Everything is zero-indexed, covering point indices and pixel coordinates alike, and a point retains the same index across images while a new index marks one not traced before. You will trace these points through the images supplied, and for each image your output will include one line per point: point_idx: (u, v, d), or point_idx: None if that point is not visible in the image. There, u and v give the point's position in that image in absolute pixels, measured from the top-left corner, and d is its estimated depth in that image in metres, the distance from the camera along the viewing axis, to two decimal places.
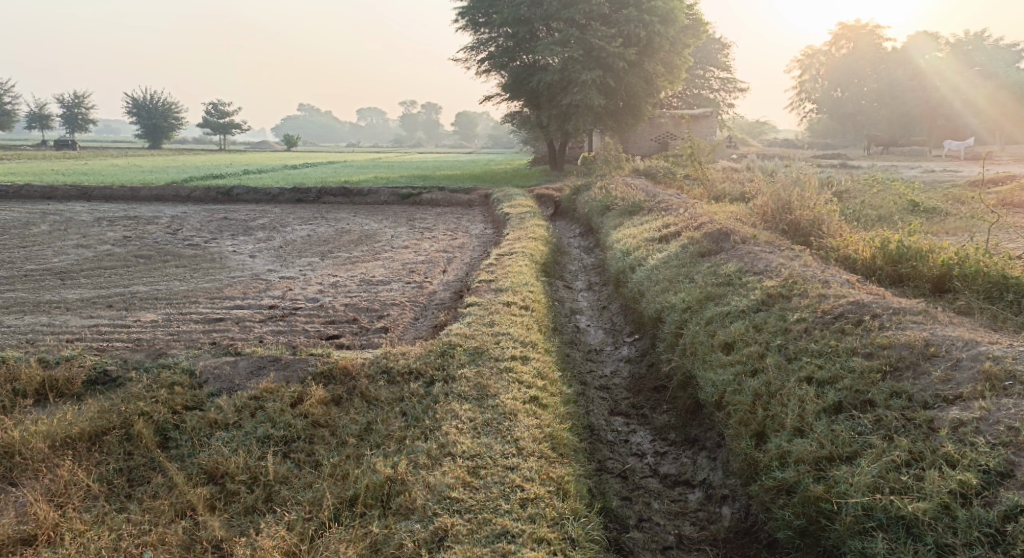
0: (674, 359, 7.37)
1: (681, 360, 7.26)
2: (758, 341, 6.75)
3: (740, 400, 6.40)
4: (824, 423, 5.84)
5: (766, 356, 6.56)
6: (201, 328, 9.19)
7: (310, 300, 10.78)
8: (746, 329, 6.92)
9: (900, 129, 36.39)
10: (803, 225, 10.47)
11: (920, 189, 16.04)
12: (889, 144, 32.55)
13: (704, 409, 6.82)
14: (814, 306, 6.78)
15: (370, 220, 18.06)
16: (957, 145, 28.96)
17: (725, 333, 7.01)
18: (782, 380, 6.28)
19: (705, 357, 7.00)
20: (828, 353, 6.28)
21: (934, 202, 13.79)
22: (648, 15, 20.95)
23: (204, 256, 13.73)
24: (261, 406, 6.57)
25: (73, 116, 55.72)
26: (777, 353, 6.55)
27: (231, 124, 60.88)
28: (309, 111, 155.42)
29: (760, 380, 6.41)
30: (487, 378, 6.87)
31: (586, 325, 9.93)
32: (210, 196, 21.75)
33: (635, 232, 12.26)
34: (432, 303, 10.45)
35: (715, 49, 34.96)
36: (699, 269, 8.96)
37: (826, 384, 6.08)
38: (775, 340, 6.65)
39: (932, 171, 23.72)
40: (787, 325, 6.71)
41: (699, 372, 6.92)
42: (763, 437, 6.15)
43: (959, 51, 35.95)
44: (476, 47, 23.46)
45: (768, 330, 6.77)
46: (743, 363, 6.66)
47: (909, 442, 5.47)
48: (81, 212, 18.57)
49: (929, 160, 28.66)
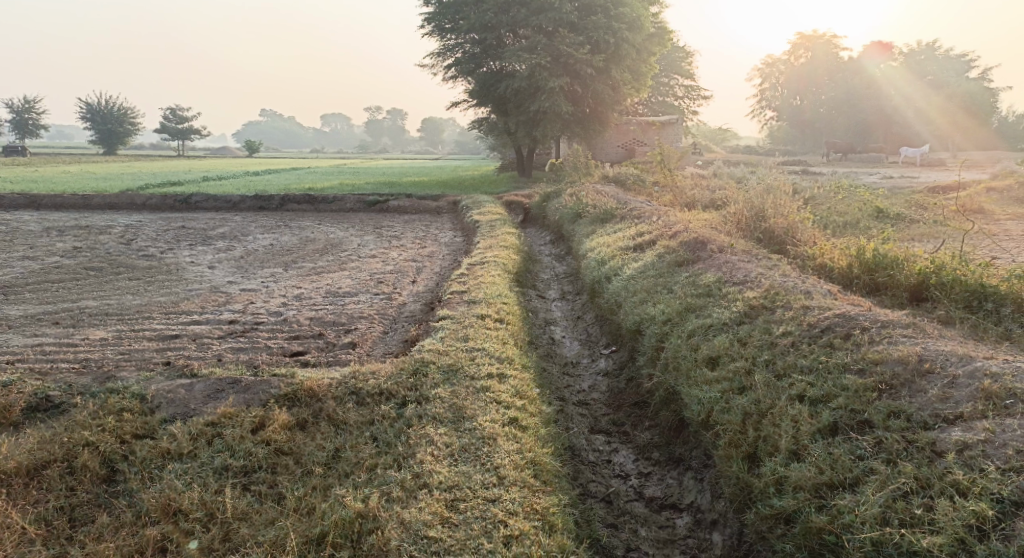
0: (655, 375, 7.12)
1: (663, 376, 7.02)
2: (744, 356, 6.53)
3: (729, 420, 6.18)
4: (821, 446, 5.66)
5: (753, 372, 6.35)
6: (156, 346, 8.79)
7: (274, 313, 10.41)
8: (731, 344, 6.70)
9: (859, 135, 36.31)
10: (777, 233, 10.32)
11: (885, 195, 16.03)
12: (847, 151, 32.75)
13: (688, 427, 6.59)
14: (799, 319, 6.60)
15: (335, 228, 17.67)
16: (914, 151, 29.20)
17: (708, 347, 6.79)
18: (772, 399, 6.08)
19: (689, 373, 6.76)
20: (819, 370, 6.09)
21: (901, 208, 13.76)
22: (616, 21, 20.85)
23: (160, 268, 13.26)
24: (219, 433, 6.25)
25: (26, 121, 54.37)
26: (763, 369, 6.35)
27: (190, 130, 59.87)
28: (271, 117, 153.89)
29: (748, 398, 6.20)
30: (464, 399, 6.58)
31: (561, 337, 9.69)
32: (168, 205, 21.17)
33: (608, 240, 12.05)
34: (402, 316, 10.13)
35: (679, 55, 34.98)
36: (677, 279, 8.75)
37: (819, 403, 5.90)
38: (761, 355, 6.44)
39: (892, 177, 23.86)
40: (773, 339, 6.51)
41: (683, 389, 6.69)
42: (755, 460, 5.94)
43: (914, 60, 36.42)
44: (442, 53, 23.15)
45: (754, 344, 6.57)
46: (730, 379, 6.44)
47: (914, 467, 5.31)
48: (31, 222, 17.93)
49: (887, 166, 28.86)
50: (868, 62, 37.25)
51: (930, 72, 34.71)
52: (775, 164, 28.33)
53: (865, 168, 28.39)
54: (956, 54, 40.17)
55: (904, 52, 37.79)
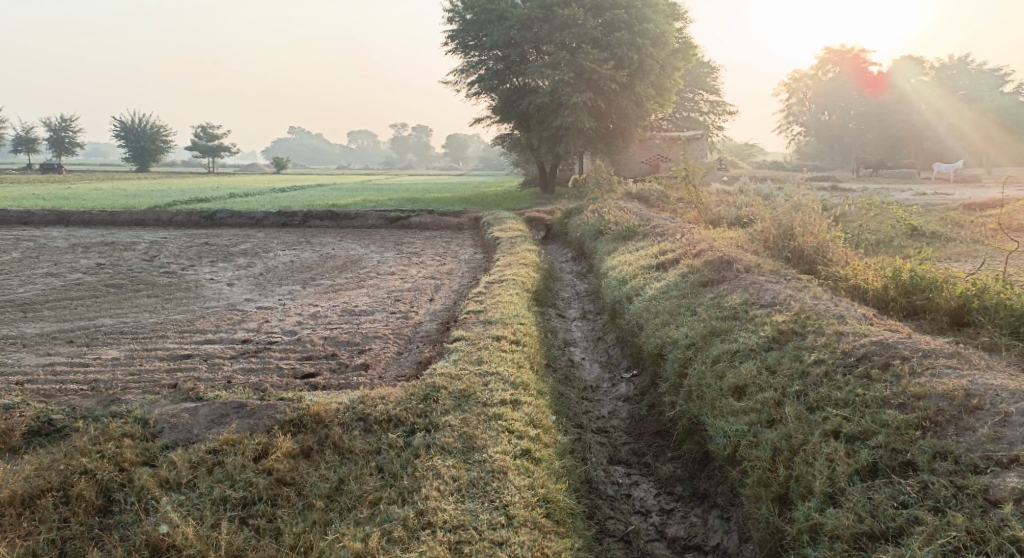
0: (678, 403, 6.76)
1: (686, 405, 6.66)
2: (774, 386, 6.15)
3: (758, 456, 5.81)
4: (859, 491, 5.28)
5: (783, 404, 5.97)
6: (165, 367, 8.54)
7: (287, 333, 10.15)
8: (759, 372, 6.32)
9: (890, 151, 35.78)
10: (806, 253, 9.92)
11: (918, 211, 15.56)
12: (878, 166, 32.15)
13: (713, 461, 6.21)
14: (833, 346, 6.20)
15: (356, 245, 17.46)
16: (947, 167, 28.61)
17: (734, 375, 6.41)
18: (804, 434, 5.70)
19: (714, 403, 6.39)
20: (855, 403, 5.71)
21: (935, 226, 13.28)
22: (640, 37, 20.54)
23: (179, 285, 13.07)
24: (219, 461, 5.95)
25: (61, 139, 55.02)
26: (795, 399, 5.97)
27: (219, 146, 60.28)
28: (299, 134, 155.10)
29: (778, 432, 5.83)
30: (474, 427, 6.25)
31: (580, 358, 9.37)
32: (193, 221, 21.11)
33: (630, 258, 11.70)
34: (417, 336, 9.83)
35: (705, 70, 34.60)
36: (701, 300, 8.38)
37: (856, 441, 5.52)
38: (792, 386, 6.06)
39: (924, 193, 23.31)
40: (804, 368, 6.13)
41: (708, 421, 6.32)
42: (786, 501, 5.57)
43: (946, 75, 35.80)
44: (465, 69, 22.96)
45: (784, 373, 6.18)
46: (758, 410, 6.06)
47: (966, 519, 4.93)
48: (57, 238, 17.92)
49: (920, 182, 28.27)
50: (899, 76, 36.65)
51: (963, 86, 34.08)
52: (804, 179, 27.92)
53: (895, 184, 27.84)
54: (988, 68, 39.46)
55: (936, 66, 37.16)
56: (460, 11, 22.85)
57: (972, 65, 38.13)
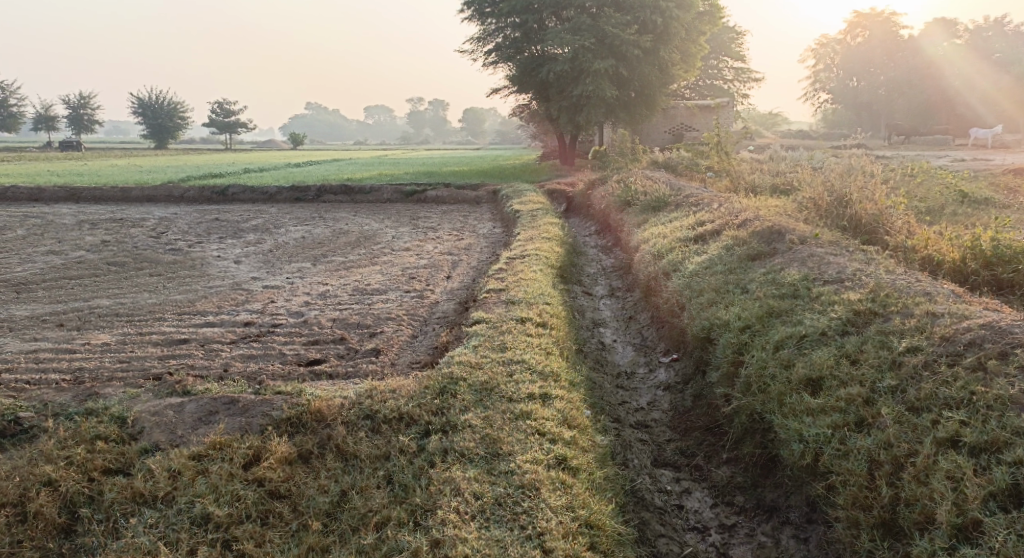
0: (735, 397, 5.83)
1: (745, 399, 5.72)
2: (858, 379, 5.26)
3: (852, 470, 4.92)
4: (1002, 525, 4.44)
5: (875, 403, 5.09)
6: (158, 355, 7.69)
7: (294, 315, 9.30)
8: (837, 362, 5.41)
9: (920, 118, 34.49)
10: (864, 222, 8.98)
11: (965, 178, 14.46)
12: (910, 133, 30.88)
13: (784, 469, 5.33)
14: (928, 332, 5.29)
15: (370, 219, 16.60)
16: (984, 133, 27.40)
17: (805, 365, 5.50)
18: (912, 444, 4.83)
19: (783, 398, 5.47)
20: (970, 406, 4.84)
21: (987, 193, 12.24)
22: (664, 0, 19.49)
23: (184, 263, 12.24)
24: (204, 470, 5.09)
25: (79, 117, 54.42)
26: (890, 397, 5.08)
27: (237, 124, 59.50)
28: (316, 110, 154.02)
29: (874, 439, 4.95)
30: (500, 429, 5.36)
31: (612, 341, 8.50)
32: (204, 196, 20.31)
33: (664, 230, 10.76)
34: (434, 318, 8.97)
35: (730, 37, 33.18)
36: (752, 276, 7.44)
37: (984, 455, 4.66)
38: (883, 380, 5.16)
39: (962, 160, 22.21)
40: (895, 358, 5.22)
41: (777, 420, 5.40)
42: (893, 527, 4.72)
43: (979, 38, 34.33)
44: (483, 38, 21.83)
45: (870, 364, 5.28)
46: (842, 411, 5.17)
47: None
48: (65, 215, 17.18)
49: (954, 148, 27.10)
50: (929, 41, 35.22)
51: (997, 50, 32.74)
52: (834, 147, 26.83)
53: (928, 151, 26.69)
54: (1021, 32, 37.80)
55: (967, 29, 35.60)
56: None
57: (1007, 28, 36.55)
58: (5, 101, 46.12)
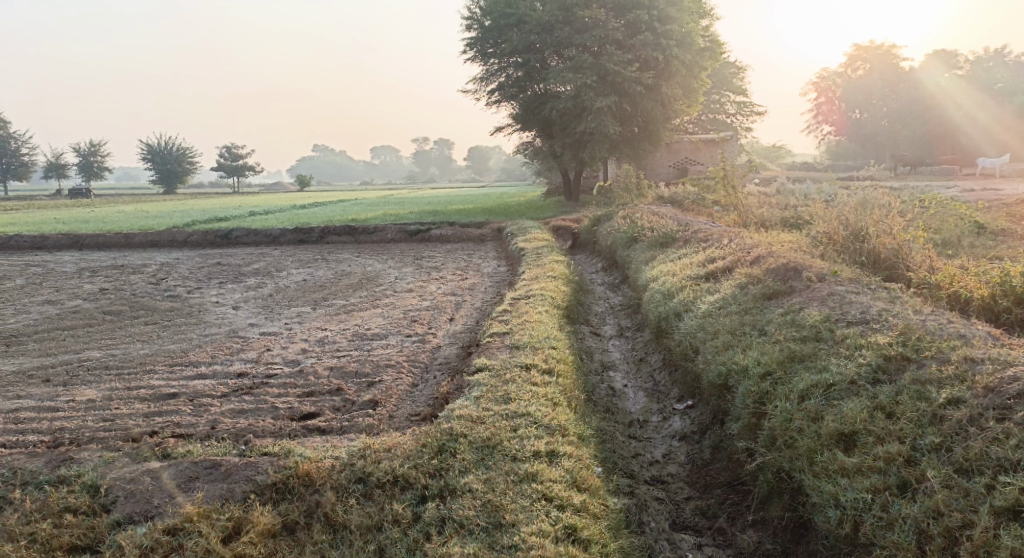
0: (759, 453, 5.42)
1: (770, 455, 5.33)
2: (896, 433, 4.94)
3: (899, 542, 4.58)
4: None
5: (918, 463, 4.77)
6: (144, 412, 7.29)
7: (290, 363, 8.91)
8: (871, 416, 5.07)
9: (924, 150, 34.17)
10: (883, 257, 8.60)
11: (978, 208, 14.09)
12: (916, 165, 30.53)
13: (819, 535, 4.96)
14: (971, 381, 4.98)
15: (373, 260, 16.26)
16: (990, 162, 27.04)
17: (835, 418, 5.15)
18: (968, 513, 4.51)
19: (814, 457, 5.10)
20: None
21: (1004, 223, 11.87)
22: (664, 39, 19.09)
23: (181, 310, 11.86)
24: (179, 546, 4.78)
25: (89, 164, 54.55)
26: (934, 456, 4.77)
27: (244, 166, 59.58)
28: (322, 151, 154.86)
29: (920, 506, 4.63)
30: (503, 495, 4.95)
31: (622, 386, 8.08)
32: (207, 240, 20.03)
33: (673, 268, 10.36)
34: (435, 364, 8.56)
35: (732, 71, 32.98)
36: (769, 317, 7.02)
37: None
38: (925, 436, 4.85)
39: (972, 189, 21.85)
40: (936, 411, 4.92)
41: (808, 482, 5.03)
42: None
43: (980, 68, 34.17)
44: (486, 78, 21.62)
45: (908, 418, 4.96)
46: (881, 472, 4.83)
47: None
48: (66, 263, 16.89)
49: (961, 179, 26.74)
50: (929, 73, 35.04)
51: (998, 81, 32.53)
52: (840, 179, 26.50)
53: (936, 181, 26.36)
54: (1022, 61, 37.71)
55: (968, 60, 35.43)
56: (479, 18, 21.32)
57: (1009, 58, 36.42)
58: (13, 149, 46.16)
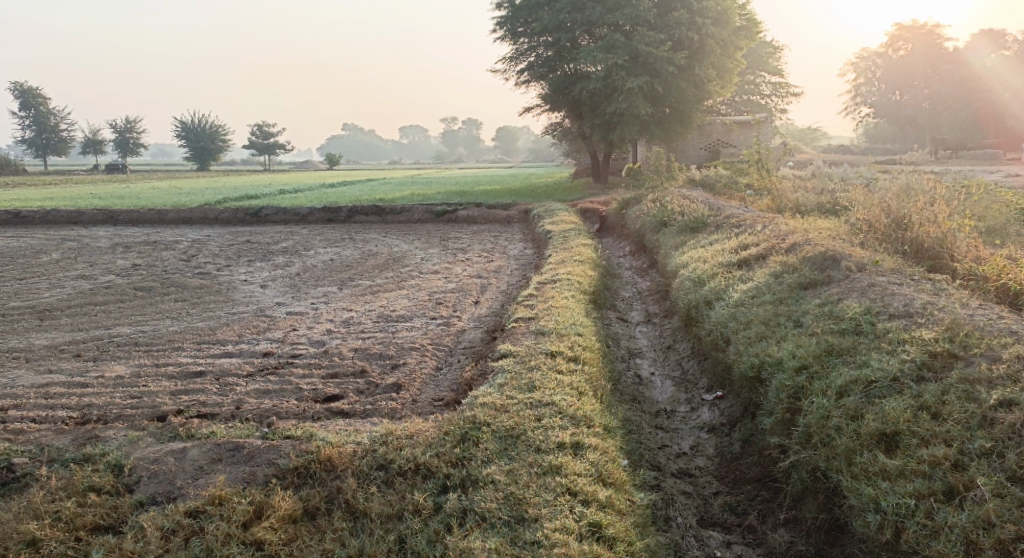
0: (793, 450, 5.22)
1: (806, 454, 5.13)
2: (943, 435, 4.75)
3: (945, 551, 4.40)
4: None
5: (967, 469, 4.59)
6: (170, 390, 7.21)
7: (314, 344, 8.80)
8: (917, 417, 4.87)
9: (965, 132, 33.34)
10: (926, 246, 8.30)
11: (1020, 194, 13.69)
12: (956, 149, 29.76)
13: (856, 539, 4.77)
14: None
15: (401, 240, 16.14)
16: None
17: (876, 418, 4.95)
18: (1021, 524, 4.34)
19: (852, 458, 4.90)
20: None
21: None
22: (699, 17, 18.84)
23: (210, 287, 11.81)
24: (199, 529, 4.69)
25: (126, 141, 54.96)
26: (984, 462, 4.59)
27: (276, 145, 59.77)
28: (353, 130, 155.18)
29: (969, 515, 4.44)
30: (525, 489, 4.80)
31: (649, 375, 7.87)
32: (238, 218, 20.02)
33: (702, 254, 10.10)
34: (460, 348, 8.40)
35: (767, 51, 32.42)
36: (805, 308, 6.77)
37: None
38: (974, 440, 4.66)
39: (1013, 176, 21.30)
40: (986, 414, 4.73)
41: (845, 484, 4.84)
42: None
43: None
44: (516, 58, 21.33)
45: (954, 420, 4.77)
46: (927, 476, 4.64)
47: None
48: (100, 238, 16.94)
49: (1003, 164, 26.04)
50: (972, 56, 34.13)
51: None
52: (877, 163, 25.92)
53: (975, 167, 25.76)
54: None
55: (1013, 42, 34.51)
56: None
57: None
58: (52, 125, 46.67)
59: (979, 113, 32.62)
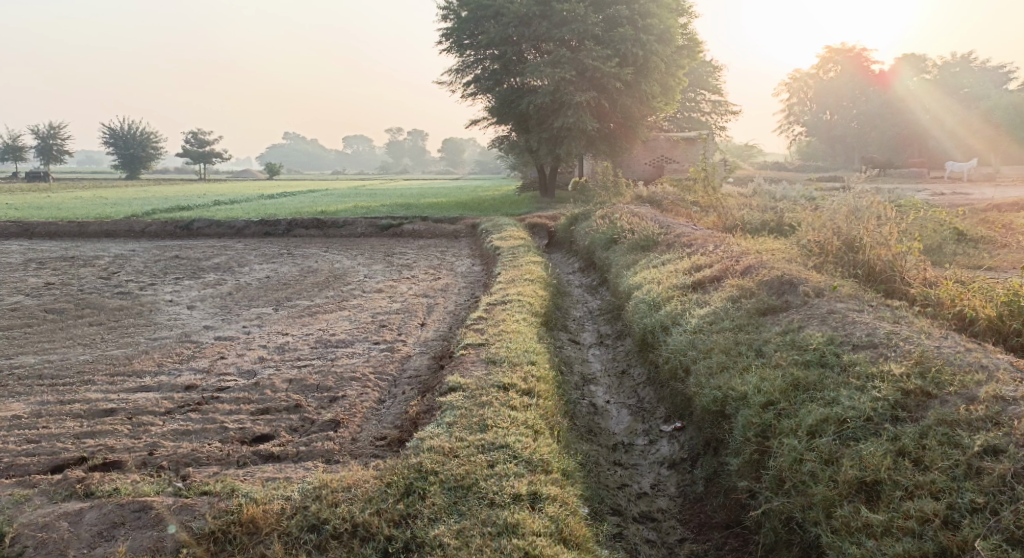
0: (767, 500, 5.03)
1: (778, 504, 4.96)
2: (929, 486, 4.57)
3: None
4: None
5: (959, 528, 4.39)
6: (75, 433, 6.62)
7: (246, 374, 8.25)
8: (899, 467, 4.70)
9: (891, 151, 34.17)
10: (878, 270, 8.13)
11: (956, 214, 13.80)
12: (886, 166, 30.42)
13: None
14: (1010, 427, 4.61)
15: (342, 256, 15.58)
16: (960, 165, 26.95)
17: (853, 464, 4.79)
18: None
19: (833, 513, 4.73)
20: None
21: (985, 232, 11.58)
22: (644, 33, 18.72)
23: (132, 309, 11.11)
24: None
25: (49, 147, 52.89)
26: (978, 520, 4.39)
27: (211, 153, 58.27)
28: (291, 139, 152.68)
29: None
30: (482, 556, 4.55)
31: (604, 403, 7.52)
32: (167, 231, 19.16)
33: (657, 274, 9.81)
34: (404, 378, 7.91)
35: (707, 69, 32.52)
36: (766, 337, 6.50)
37: None
38: (963, 494, 4.47)
39: (944, 193, 21.72)
40: (970, 462, 4.56)
41: (825, 540, 4.66)
42: None
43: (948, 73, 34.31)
44: (460, 70, 20.92)
45: (939, 469, 4.60)
46: (913, 533, 4.46)
47: None
48: (15, 253, 15.97)
49: (931, 182, 26.64)
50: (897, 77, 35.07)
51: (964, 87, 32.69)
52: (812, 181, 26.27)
53: (906, 184, 26.22)
54: (988, 66, 37.97)
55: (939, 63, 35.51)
56: (455, 8, 20.71)
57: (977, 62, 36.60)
58: None
59: (902, 135, 33.40)
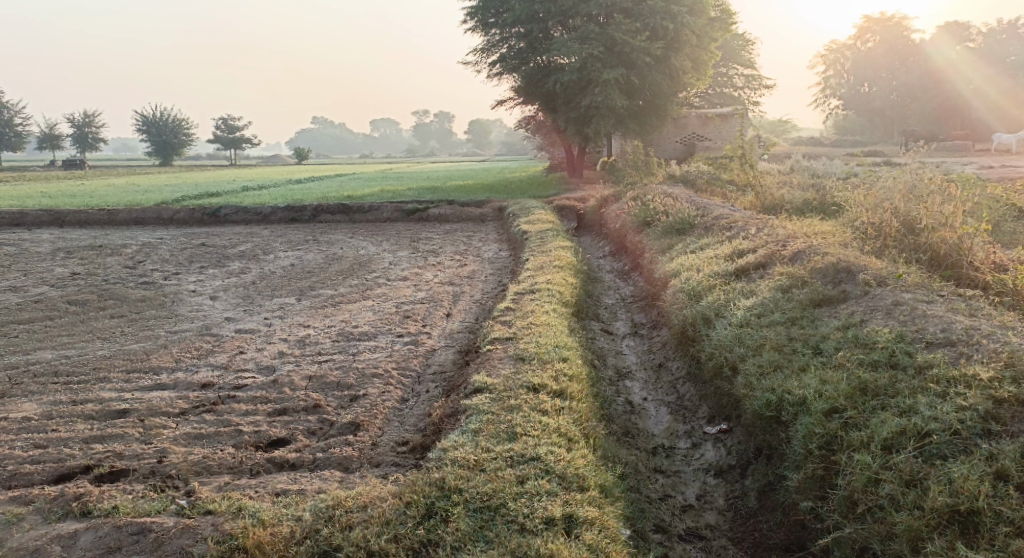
0: (839, 527, 4.62)
1: (849, 531, 4.56)
2: None
3: None
4: None
5: None
6: (83, 437, 6.18)
7: (264, 371, 7.77)
8: (1001, 495, 4.30)
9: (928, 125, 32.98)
10: (944, 254, 7.46)
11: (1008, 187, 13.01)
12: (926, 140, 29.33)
13: None
14: None
15: (368, 242, 15.11)
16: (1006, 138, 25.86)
17: (943, 490, 4.40)
18: None
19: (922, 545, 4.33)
20: None
21: None
22: (675, 5, 17.98)
23: (153, 300, 10.71)
24: None
25: (84, 135, 53.04)
26: None
27: (241, 139, 58.15)
28: (320, 123, 152.69)
29: None
30: None
31: (641, 400, 6.95)
32: (194, 218, 18.80)
33: (695, 259, 9.19)
34: (428, 375, 7.39)
35: (739, 44, 31.49)
36: (824, 332, 5.89)
37: None
38: None
39: (990, 166, 20.75)
40: None
41: None
42: None
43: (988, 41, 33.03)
44: (486, 49, 20.32)
45: None
46: None
47: None
48: (42, 242, 15.67)
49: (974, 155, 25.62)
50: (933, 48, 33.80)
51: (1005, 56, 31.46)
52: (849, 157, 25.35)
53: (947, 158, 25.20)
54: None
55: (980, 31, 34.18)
56: None
57: (1021, 31, 35.13)
58: (8, 119, 44.76)
59: (942, 108, 32.12)
